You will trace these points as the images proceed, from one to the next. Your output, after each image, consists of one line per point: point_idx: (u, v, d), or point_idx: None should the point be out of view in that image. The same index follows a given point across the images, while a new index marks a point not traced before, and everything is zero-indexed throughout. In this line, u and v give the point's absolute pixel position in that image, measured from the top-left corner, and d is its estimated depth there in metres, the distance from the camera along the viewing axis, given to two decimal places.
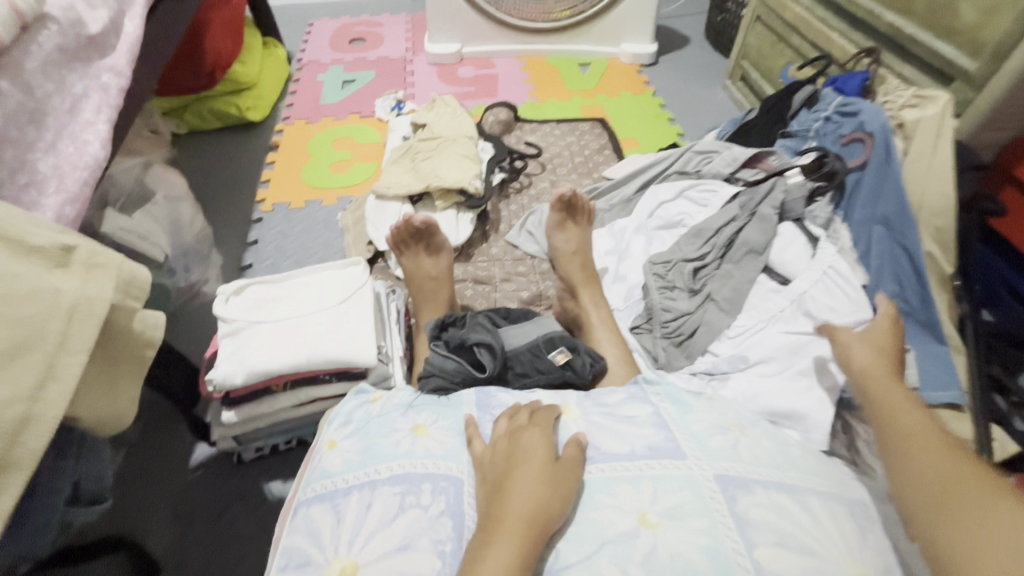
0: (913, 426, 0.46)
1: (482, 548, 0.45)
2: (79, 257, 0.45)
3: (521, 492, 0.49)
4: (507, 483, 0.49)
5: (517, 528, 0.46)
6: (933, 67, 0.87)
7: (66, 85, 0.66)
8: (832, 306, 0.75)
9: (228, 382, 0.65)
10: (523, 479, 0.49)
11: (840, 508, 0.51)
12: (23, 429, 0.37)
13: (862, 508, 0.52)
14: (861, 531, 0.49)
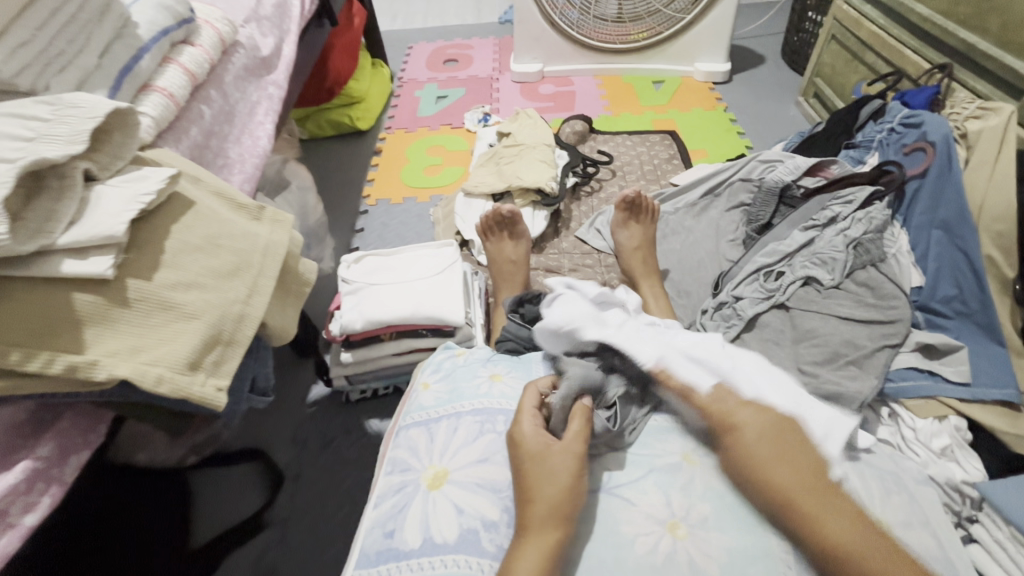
0: (779, 474, 0.51)
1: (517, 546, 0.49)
2: (268, 214, 0.64)
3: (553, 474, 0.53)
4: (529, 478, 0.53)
5: (541, 522, 0.50)
6: (1006, 81, 0.89)
7: (247, 94, 0.87)
8: (855, 311, 0.82)
9: (349, 327, 0.81)
10: (539, 477, 0.52)
11: (868, 472, 0.57)
12: (241, 322, 0.53)
13: (892, 475, 0.58)
14: (887, 490, 0.55)
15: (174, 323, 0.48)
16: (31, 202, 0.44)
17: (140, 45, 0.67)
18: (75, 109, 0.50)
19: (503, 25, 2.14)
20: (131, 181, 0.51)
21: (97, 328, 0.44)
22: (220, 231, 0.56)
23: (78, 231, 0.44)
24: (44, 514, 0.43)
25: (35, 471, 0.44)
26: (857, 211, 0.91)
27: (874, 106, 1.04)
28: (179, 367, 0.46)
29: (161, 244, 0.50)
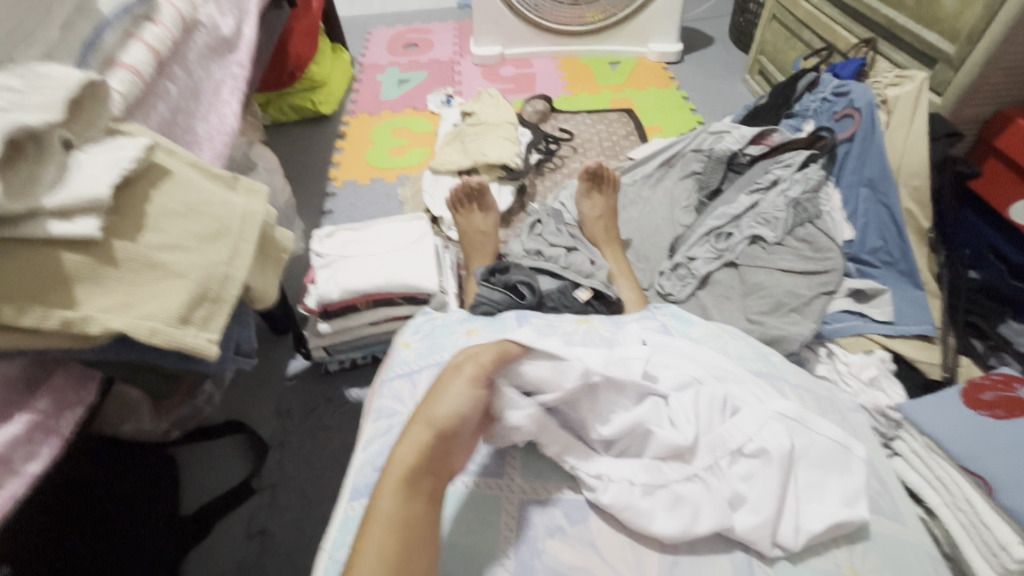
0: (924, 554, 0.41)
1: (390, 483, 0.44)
2: (243, 183, 0.66)
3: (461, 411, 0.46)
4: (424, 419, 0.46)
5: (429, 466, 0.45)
6: (921, 53, 0.99)
7: (211, 74, 0.88)
8: (795, 263, 0.90)
9: (327, 297, 0.84)
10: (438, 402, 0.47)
11: (805, 393, 0.60)
12: (225, 281, 0.55)
13: (828, 398, 0.62)
14: (823, 409, 0.59)
15: (162, 280, 0.50)
16: (13, 168, 0.45)
17: (103, 21, 0.67)
18: (49, 80, 0.52)
19: (461, 10, 2.16)
20: (110, 147, 0.53)
21: (88, 285, 0.46)
22: (198, 195, 0.59)
23: (62, 194, 0.46)
24: (47, 462, 0.45)
25: (36, 423, 0.45)
26: (797, 172, 0.99)
27: (811, 78, 1.13)
28: (171, 320, 0.49)
29: (142, 207, 0.53)
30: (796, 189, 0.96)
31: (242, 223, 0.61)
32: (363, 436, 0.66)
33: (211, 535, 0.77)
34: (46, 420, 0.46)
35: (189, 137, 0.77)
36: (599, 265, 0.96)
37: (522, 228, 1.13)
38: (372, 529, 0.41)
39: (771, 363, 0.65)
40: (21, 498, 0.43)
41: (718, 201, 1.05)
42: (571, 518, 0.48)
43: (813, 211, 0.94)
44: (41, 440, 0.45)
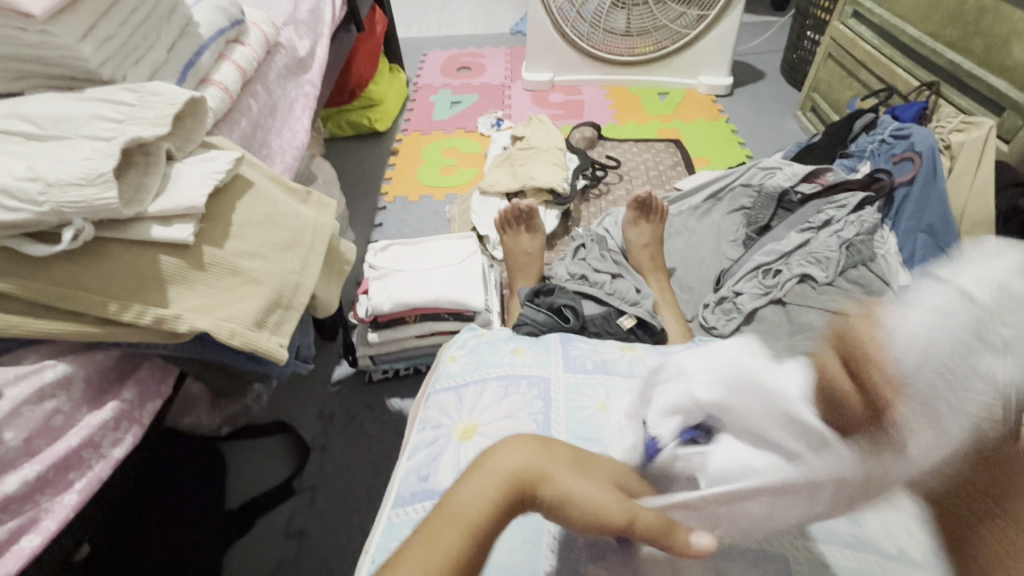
0: None
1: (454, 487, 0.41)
2: (314, 198, 0.70)
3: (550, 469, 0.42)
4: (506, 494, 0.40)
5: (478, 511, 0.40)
6: (988, 100, 0.97)
7: (287, 91, 0.94)
8: (847, 305, 0.88)
9: (379, 308, 0.88)
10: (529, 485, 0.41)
11: None
12: (295, 289, 0.59)
13: None
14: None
15: (242, 285, 0.54)
16: (122, 176, 0.50)
17: (201, 43, 0.74)
18: (157, 96, 0.57)
19: (514, 36, 2.23)
20: (205, 159, 0.58)
21: (178, 286, 0.50)
22: (276, 207, 0.63)
23: (163, 202, 0.50)
24: (128, 448, 0.48)
25: (121, 411, 0.49)
26: (851, 213, 0.98)
27: (869, 119, 1.12)
28: (249, 324, 0.52)
29: (226, 216, 0.56)
30: (848, 231, 0.95)
31: (312, 235, 0.65)
32: (407, 449, 0.67)
33: (252, 532, 0.80)
34: (131, 409, 0.50)
35: (264, 150, 0.82)
36: (644, 294, 0.96)
37: (565, 251, 1.15)
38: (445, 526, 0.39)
39: None
40: (105, 479, 0.46)
41: (767, 238, 1.04)
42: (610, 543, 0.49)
43: (866, 255, 0.92)
44: (122, 425, 0.49)
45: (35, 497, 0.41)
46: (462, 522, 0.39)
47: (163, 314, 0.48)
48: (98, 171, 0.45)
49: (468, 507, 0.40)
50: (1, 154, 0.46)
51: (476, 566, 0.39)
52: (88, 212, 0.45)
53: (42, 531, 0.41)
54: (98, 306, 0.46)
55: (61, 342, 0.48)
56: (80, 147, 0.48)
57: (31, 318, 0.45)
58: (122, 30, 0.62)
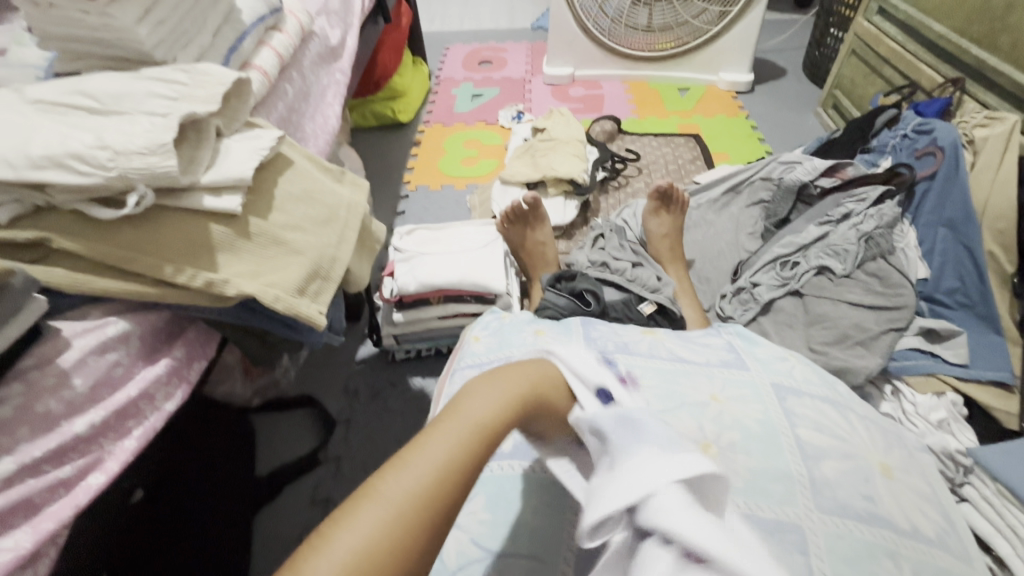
0: None
1: (460, 405, 0.44)
2: (348, 177, 0.73)
3: (509, 381, 0.47)
4: (502, 405, 0.44)
5: (472, 431, 0.42)
6: (1012, 96, 0.97)
7: (319, 78, 0.97)
8: (864, 297, 0.89)
9: (404, 289, 0.91)
10: (483, 392, 0.45)
11: (872, 424, 0.59)
12: (332, 261, 0.62)
13: (894, 431, 0.60)
14: (889, 442, 0.58)
15: (285, 255, 0.57)
16: (177, 148, 0.53)
17: (243, 29, 0.77)
18: (207, 77, 0.60)
19: (535, 31, 2.25)
20: (250, 136, 0.61)
21: (226, 253, 0.53)
22: (315, 185, 0.66)
23: (214, 174, 0.53)
24: (179, 402, 0.52)
25: (173, 367, 0.52)
26: (871, 207, 0.98)
27: (891, 114, 1.13)
28: (291, 290, 0.55)
29: (266, 189, 0.59)
30: (868, 224, 0.95)
31: (347, 212, 0.68)
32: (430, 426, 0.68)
33: (279, 499, 0.84)
34: (181, 367, 0.53)
35: (299, 134, 0.86)
36: (665, 281, 0.97)
37: (584, 240, 1.17)
38: (446, 425, 0.42)
39: (822, 388, 0.62)
40: (159, 429, 0.49)
41: (785, 231, 1.04)
42: None
43: (884, 247, 0.93)
44: (173, 381, 0.52)
45: (99, 440, 0.45)
46: (470, 420, 0.43)
47: (213, 277, 0.51)
48: (161, 142, 0.48)
49: (479, 411, 0.43)
50: (69, 126, 0.50)
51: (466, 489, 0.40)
52: (151, 179, 0.48)
53: (107, 470, 0.44)
54: (154, 267, 0.49)
55: (120, 302, 0.51)
56: (140, 120, 0.52)
57: (92, 276, 0.48)
58: (174, 14, 0.66)
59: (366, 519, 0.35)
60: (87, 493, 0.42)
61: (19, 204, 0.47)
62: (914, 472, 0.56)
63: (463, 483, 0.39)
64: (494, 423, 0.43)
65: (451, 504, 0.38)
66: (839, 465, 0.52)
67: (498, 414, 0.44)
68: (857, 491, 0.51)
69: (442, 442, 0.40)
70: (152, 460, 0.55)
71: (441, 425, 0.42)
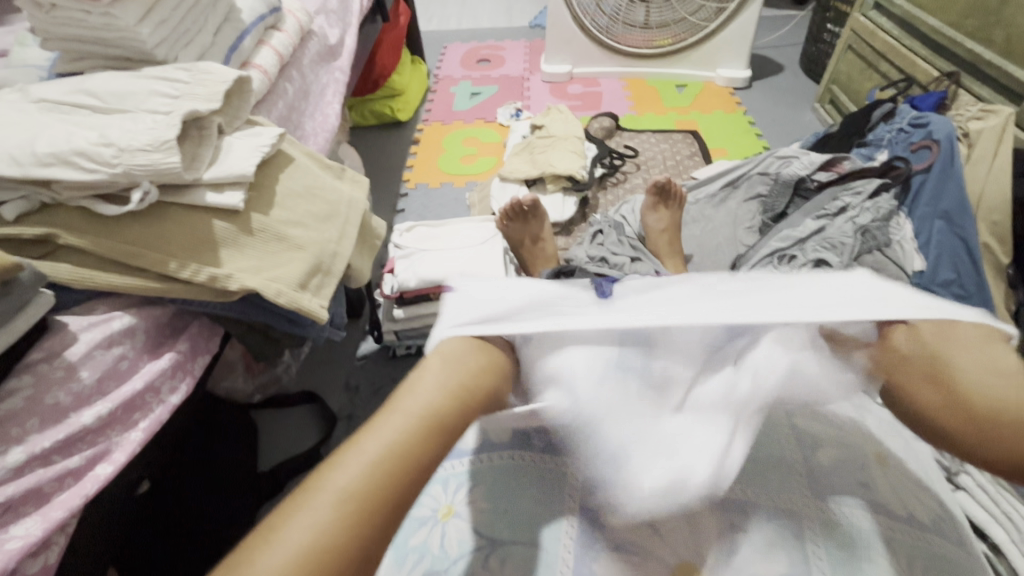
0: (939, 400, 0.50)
1: (405, 394, 0.49)
2: (348, 174, 0.74)
3: (449, 367, 0.51)
4: (441, 390, 0.49)
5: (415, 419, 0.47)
6: (1008, 89, 0.98)
7: (319, 77, 0.98)
8: None
9: (405, 285, 0.92)
10: (426, 380, 0.50)
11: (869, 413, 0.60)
12: (333, 257, 0.62)
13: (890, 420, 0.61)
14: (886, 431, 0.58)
15: (287, 251, 0.58)
16: (180, 145, 0.54)
17: (243, 28, 0.78)
18: (208, 75, 0.61)
19: (533, 29, 2.25)
20: (251, 134, 0.61)
21: (229, 249, 0.54)
22: (315, 181, 0.66)
23: (216, 170, 0.54)
24: (184, 396, 0.52)
25: (177, 361, 0.53)
26: (867, 200, 0.98)
27: (887, 108, 1.13)
28: (293, 285, 0.56)
29: (267, 186, 0.60)
30: (865, 217, 0.95)
31: (348, 208, 0.68)
32: None
33: (283, 493, 0.85)
34: (185, 361, 0.54)
35: (299, 132, 0.86)
36: (664, 276, 0.98)
37: (583, 236, 1.18)
38: (392, 414, 0.47)
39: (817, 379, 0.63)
40: (165, 422, 0.50)
41: (781, 226, 1.05)
42: None
43: (881, 240, 0.93)
44: (177, 374, 0.53)
45: (106, 432, 0.46)
46: (414, 407, 0.48)
47: (217, 272, 0.52)
48: (163, 139, 0.49)
49: (421, 402, 0.48)
50: (73, 124, 0.51)
51: (413, 472, 0.44)
52: (154, 175, 0.49)
53: (114, 461, 0.45)
54: (158, 262, 0.50)
55: (125, 297, 0.52)
56: (143, 118, 0.52)
57: (98, 271, 0.49)
58: (174, 14, 0.67)
59: (312, 511, 0.40)
60: (94, 483, 0.43)
61: (26, 201, 0.48)
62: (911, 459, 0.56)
63: (407, 468, 0.44)
64: (439, 409, 0.48)
65: (399, 492, 0.43)
66: (834, 453, 0.54)
67: (440, 402, 0.48)
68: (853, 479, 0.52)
69: (388, 431, 0.45)
70: (158, 454, 0.56)
71: (386, 415, 0.47)
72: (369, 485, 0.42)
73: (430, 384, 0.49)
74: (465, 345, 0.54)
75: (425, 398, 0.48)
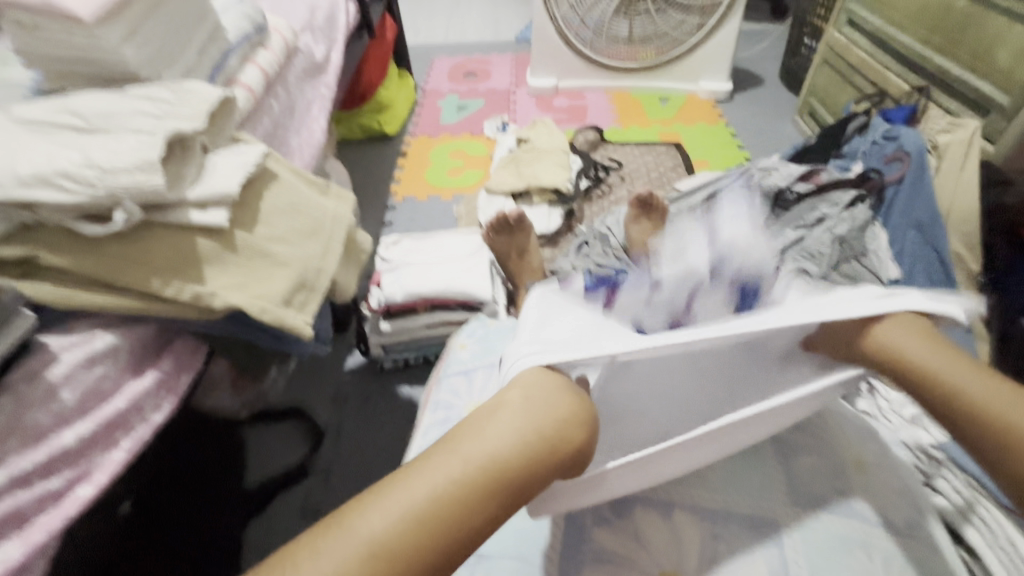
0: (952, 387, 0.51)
1: (464, 440, 0.47)
2: (334, 190, 0.74)
3: (516, 418, 0.48)
4: (495, 445, 0.46)
5: (468, 478, 0.44)
6: (974, 103, 1.02)
7: (305, 93, 0.99)
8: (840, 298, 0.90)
9: (391, 298, 0.92)
10: (483, 429, 0.47)
11: (844, 420, 0.62)
12: (319, 273, 0.63)
13: (865, 426, 0.63)
14: (861, 436, 0.60)
15: (272, 267, 0.58)
16: (164, 164, 0.55)
17: (228, 47, 0.79)
18: (193, 94, 0.62)
19: (519, 43, 2.29)
20: (235, 152, 0.62)
21: (213, 266, 0.54)
22: (300, 198, 0.67)
23: (200, 189, 0.55)
24: (167, 414, 0.52)
25: (161, 380, 0.53)
26: (843, 211, 0.99)
27: (861, 121, 1.17)
28: (278, 302, 0.56)
29: (251, 204, 0.61)
30: (841, 226, 0.97)
31: (333, 224, 0.69)
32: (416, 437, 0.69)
33: (270, 510, 0.85)
34: (168, 379, 0.54)
35: (285, 148, 0.87)
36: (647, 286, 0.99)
37: (569, 248, 1.20)
38: (447, 459, 0.45)
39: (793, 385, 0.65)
40: (148, 441, 0.50)
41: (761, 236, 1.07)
42: (616, 511, 0.54)
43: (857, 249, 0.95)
44: (160, 393, 0.53)
45: (87, 453, 0.46)
46: (472, 458, 0.45)
47: (201, 290, 0.52)
48: (147, 160, 0.49)
49: (478, 453, 0.46)
50: (55, 144, 0.51)
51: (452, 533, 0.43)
52: (138, 196, 0.49)
53: (96, 482, 0.45)
54: (141, 281, 0.50)
55: (108, 316, 0.52)
56: (127, 137, 0.53)
57: (79, 289, 0.49)
58: (159, 33, 0.67)
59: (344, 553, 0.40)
60: (76, 504, 0.43)
61: (7, 221, 0.48)
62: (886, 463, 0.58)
63: (445, 527, 0.43)
64: (496, 467, 0.45)
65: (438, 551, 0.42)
66: (809, 460, 0.56)
67: (497, 457, 0.46)
68: (826, 482, 0.54)
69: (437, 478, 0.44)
70: (141, 472, 0.55)
71: (439, 460, 0.45)
72: (418, 532, 0.42)
73: (501, 435, 0.47)
74: (547, 393, 0.49)
75: (483, 453, 0.46)
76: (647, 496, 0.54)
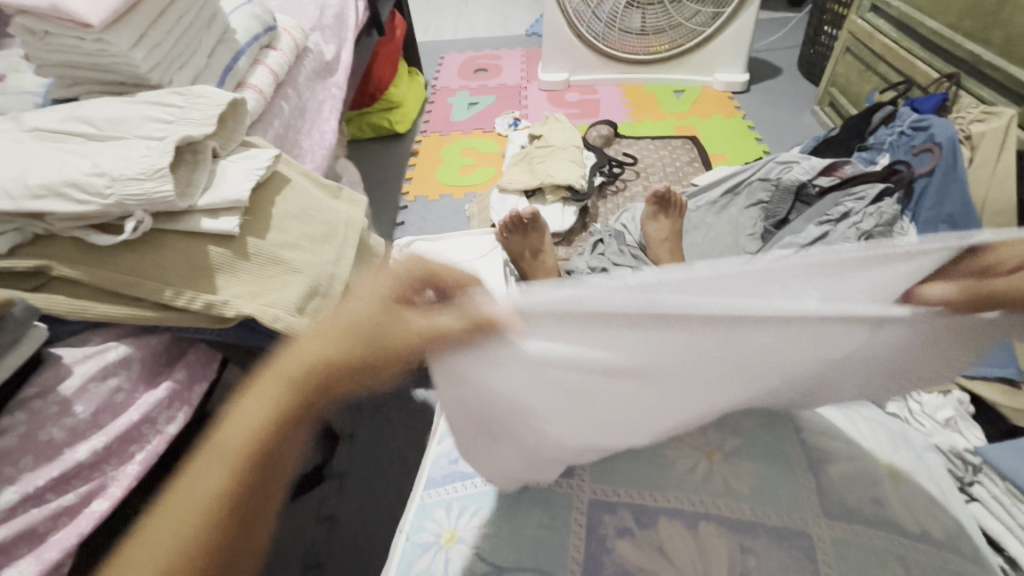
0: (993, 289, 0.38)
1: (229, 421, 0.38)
2: (346, 193, 0.73)
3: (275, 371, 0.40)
4: (238, 417, 0.38)
5: (238, 447, 0.37)
6: (1009, 89, 0.97)
7: (315, 93, 0.98)
8: None
9: None
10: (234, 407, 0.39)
11: (878, 426, 0.59)
12: (331, 279, 0.62)
13: (900, 433, 0.60)
14: (896, 444, 0.57)
15: (284, 274, 0.57)
16: (173, 172, 0.54)
17: (237, 49, 0.78)
18: (202, 98, 0.61)
19: (529, 38, 2.26)
20: (246, 157, 0.61)
21: (225, 275, 0.53)
22: (312, 202, 0.66)
23: (211, 196, 0.54)
24: (181, 425, 0.51)
25: (174, 391, 0.52)
26: (870, 205, 0.96)
27: (888, 111, 1.13)
28: (290, 309, 0.55)
29: (263, 209, 0.60)
30: (869, 221, 0.93)
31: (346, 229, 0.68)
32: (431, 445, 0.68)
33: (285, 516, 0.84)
34: (182, 389, 0.53)
35: (296, 150, 0.86)
36: None
37: (584, 246, 1.17)
38: (212, 453, 0.37)
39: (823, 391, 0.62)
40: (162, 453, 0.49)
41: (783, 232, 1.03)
42: (640, 521, 0.50)
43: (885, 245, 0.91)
44: (174, 404, 0.52)
45: (102, 466, 0.45)
46: (244, 430, 0.37)
47: (212, 298, 0.51)
48: (157, 167, 0.49)
49: (229, 431, 0.37)
50: (65, 153, 0.51)
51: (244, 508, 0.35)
52: (148, 205, 0.48)
53: (110, 496, 0.44)
54: (151, 291, 0.49)
55: (120, 326, 0.51)
56: (137, 145, 0.52)
57: (89, 300, 0.48)
58: (168, 37, 0.66)
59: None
60: (88, 521, 0.42)
61: (19, 232, 0.48)
62: (925, 473, 0.55)
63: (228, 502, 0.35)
64: (261, 424, 0.37)
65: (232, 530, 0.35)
66: (845, 469, 0.52)
67: (260, 418, 0.37)
68: (866, 494, 0.51)
69: (201, 477, 0.35)
70: None
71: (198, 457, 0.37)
72: (181, 567, 0.32)
73: (253, 408, 0.38)
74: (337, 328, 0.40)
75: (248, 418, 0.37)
76: (676, 507, 0.50)
